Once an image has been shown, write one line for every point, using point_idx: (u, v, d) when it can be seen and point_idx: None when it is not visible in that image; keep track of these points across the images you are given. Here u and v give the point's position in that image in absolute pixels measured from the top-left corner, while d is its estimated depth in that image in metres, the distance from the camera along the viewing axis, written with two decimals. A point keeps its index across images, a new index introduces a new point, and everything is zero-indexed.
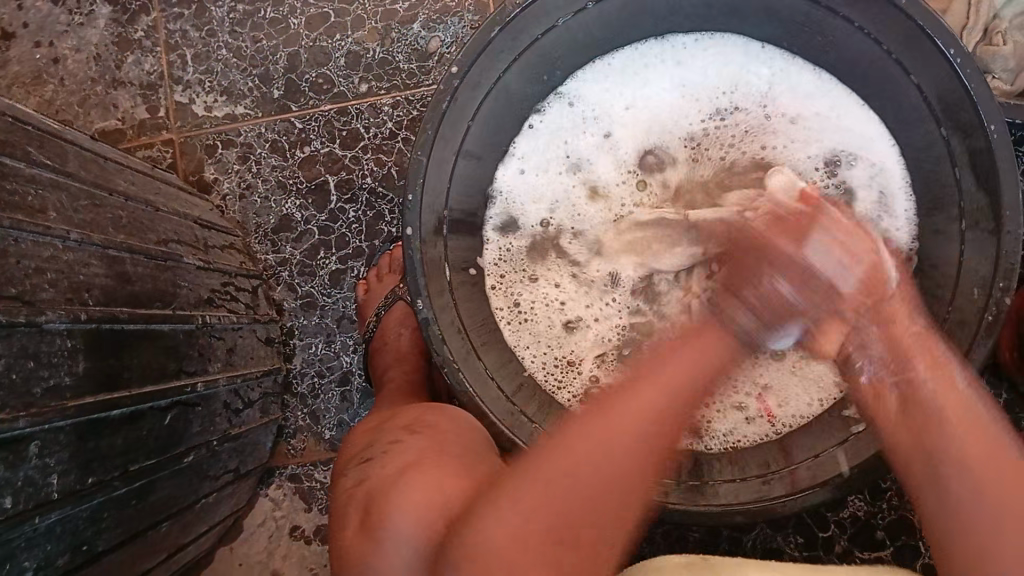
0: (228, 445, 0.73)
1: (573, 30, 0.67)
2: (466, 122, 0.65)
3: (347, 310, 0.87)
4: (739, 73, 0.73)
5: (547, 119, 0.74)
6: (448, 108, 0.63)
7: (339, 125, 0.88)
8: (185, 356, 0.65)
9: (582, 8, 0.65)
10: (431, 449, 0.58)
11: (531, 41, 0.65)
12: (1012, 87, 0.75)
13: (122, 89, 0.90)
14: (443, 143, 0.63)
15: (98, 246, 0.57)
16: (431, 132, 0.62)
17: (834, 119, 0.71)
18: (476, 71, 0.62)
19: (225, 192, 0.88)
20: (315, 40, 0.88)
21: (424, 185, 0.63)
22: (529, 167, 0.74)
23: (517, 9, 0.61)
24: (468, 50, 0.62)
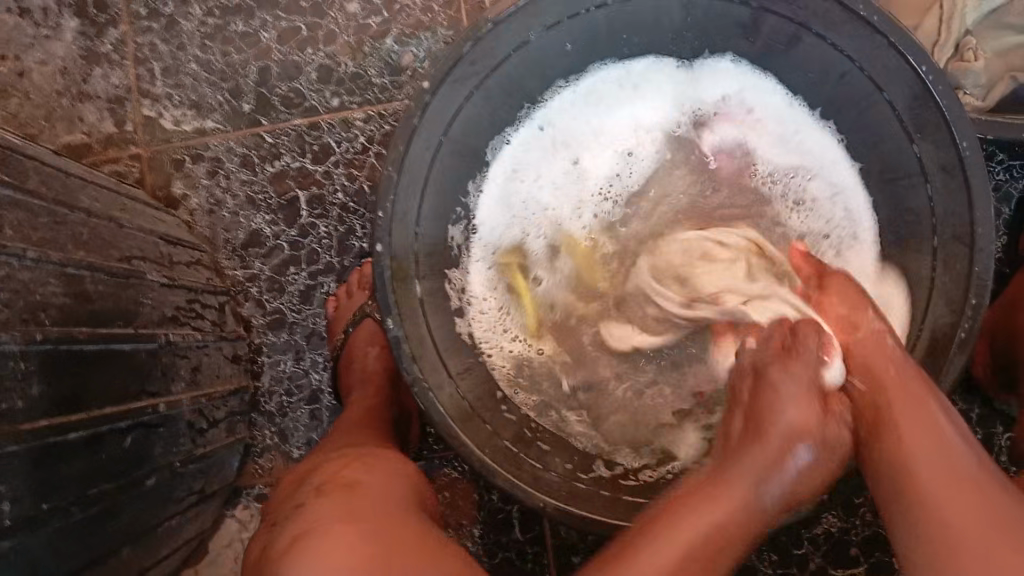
0: (193, 465, 0.71)
1: (546, 47, 0.67)
2: (438, 138, 0.64)
3: (318, 326, 0.85)
4: (702, 90, 0.73)
5: (516, 144, 0.73)
6: (420, 123, 0.62)
7: (311, 139, 0.87)
8: (148, 376, 0.63)
9: (558, 22, 0.64)
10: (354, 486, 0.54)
11: (503, 57, 0.64)
12: (984, 103, 0.76)
13: (88, 103, 0.88)
14: (415, 160, 0.63)
15: (57, 265, 0.55)
16: (403, 148, 0.61)
17: (797, 141, 0.71)
18: (449, 87, 0.62)
19: (193, 208, 0.87)
20: (286, 54, 0.88)
21: (395, 202, 0.62)
22: (498, 194, 0.73)
23: (491, 27, 0.61)
24: (441, 66, 0.61)
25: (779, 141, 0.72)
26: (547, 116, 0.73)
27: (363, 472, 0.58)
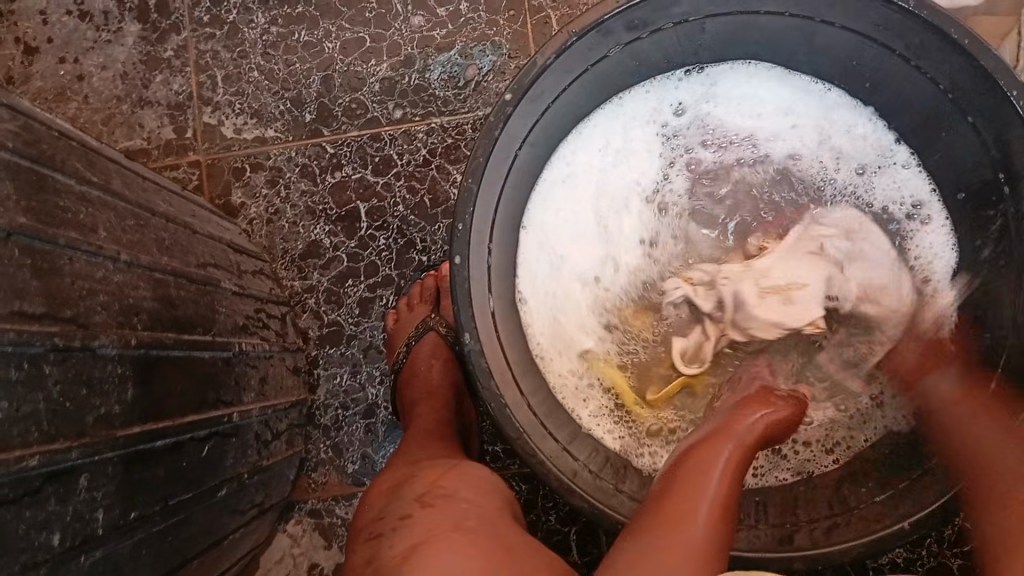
0: (257, 477, 0.70)
1: (622, 61, 0.65)
2: (515, 150, 0.62)
3: (375, 339, 0.84)
4: (715, 102, 0.71)
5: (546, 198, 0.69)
6: (500, 135, 0.60)
7: (372, 150, 0.86)
8: (222, 385, 0.62)
9: (635, 38, 0.62)
10: (444, 523, 0.53)
11: (583, 70, 0.63)
12: None
13: (148, 109, 0.88)
14: (494, 172, 0.61)
15: (144, 268, 0.54)
16: (484, 161, 0.59)
17: (840, 142, 0.69)
18: (531, 97, 0.60)
19: (251, 217, 0.86)
20: (349, 65, 0.87)
21: (474, 214, 0.60)
22: (543, 241, 0.69)
23: (575, 38, 0.58)
24: (521, 81, 0.59)
25: (824, 158, 0.69)
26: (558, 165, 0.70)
27: (443, 505, 0.56)
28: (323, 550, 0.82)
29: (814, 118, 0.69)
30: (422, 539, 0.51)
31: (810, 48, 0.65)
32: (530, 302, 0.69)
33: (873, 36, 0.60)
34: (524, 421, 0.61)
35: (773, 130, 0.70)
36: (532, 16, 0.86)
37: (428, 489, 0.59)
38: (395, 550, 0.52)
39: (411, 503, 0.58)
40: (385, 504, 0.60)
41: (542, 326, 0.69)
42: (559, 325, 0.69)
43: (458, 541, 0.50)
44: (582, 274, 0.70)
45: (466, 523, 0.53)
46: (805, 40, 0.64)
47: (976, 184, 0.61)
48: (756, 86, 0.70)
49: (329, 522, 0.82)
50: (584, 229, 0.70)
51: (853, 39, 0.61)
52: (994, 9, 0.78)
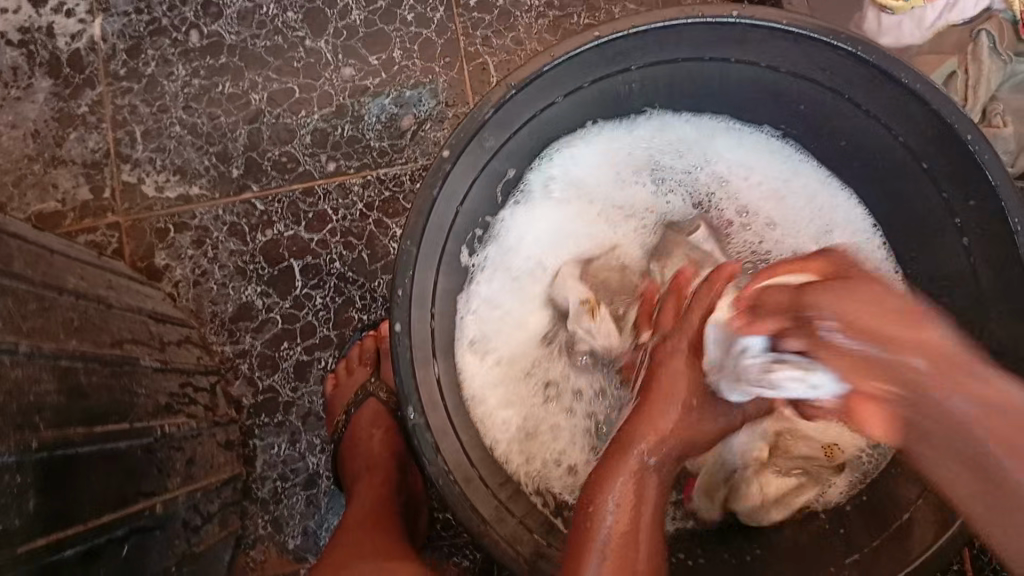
0: (187, 567, 0.65)
1: (565, 111, 0.63)
2: (454, 209, 0.59)
3: (314, 406, 0.80)
4: (699, 156, 0.69)
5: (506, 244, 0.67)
6: (438, 194, 0.57)
7: (305, 206, 0.82)
8: (143, 475, 0.58)
9: (576, 87, 0.60)
10: None
11: (526, 119, 0.60)
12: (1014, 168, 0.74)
13: (62, 168, 0.83)
14: (433, 233, 0.58)
15: (50, 358, 0.50)
16: (420, 223, 0.56)
17: (809, 206, 0.67)
18: (471, 152, 0.57)
19: (177, 279, 0.81)
20: (278, 116, 0.83)
21: (411, 281, 0.57)
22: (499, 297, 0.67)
23: (514, 91, 0.56)
24: (459, 136, 0.56)
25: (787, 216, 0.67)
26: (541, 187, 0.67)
27: None
28: None
29: (811, 204, 0.67)
30: None
31: (754, 91, 0.64)
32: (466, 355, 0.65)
33: (820, 80, 0.59)
34: (473, 496, 0.57)
35: (761, 196, 0.68)
36: (467, 63, 0.83)
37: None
38: None
39: None
40: None
41: (480, 347, 0.65)
42: (493, 355, 0.66)
43: None
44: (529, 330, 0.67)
45: None
46: (752, 83, 0.63)
47: (935, 230, 0.60)
48: (753, 157, 0.68)
49: None
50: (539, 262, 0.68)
51: (801, 82, 0.60)
52: (935, 46, 0.77)
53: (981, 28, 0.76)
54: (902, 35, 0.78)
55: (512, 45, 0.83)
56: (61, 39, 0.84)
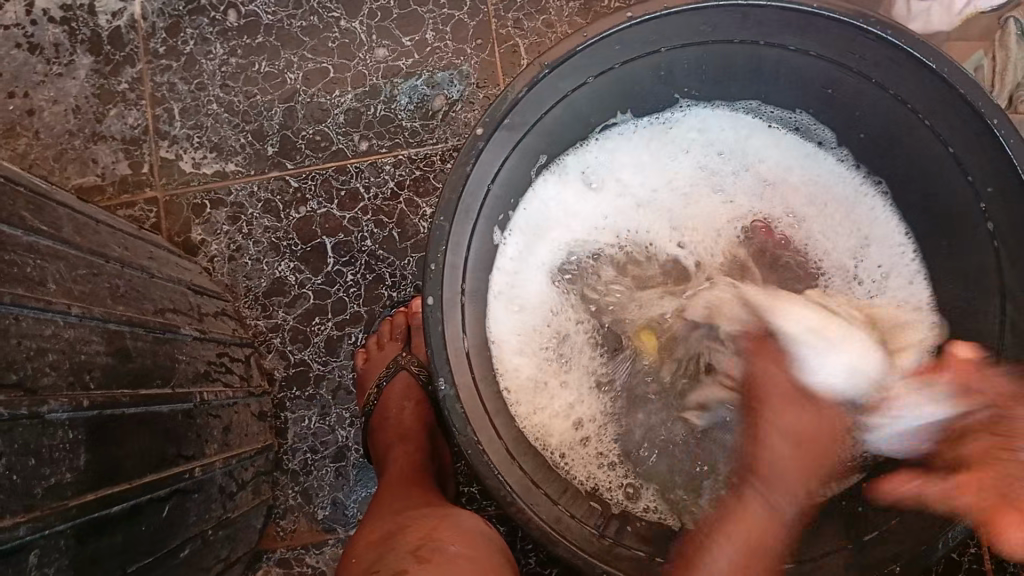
0: (222, 532, 0.67)
1: (595, 92, 0.63)
2: (487, 187, 0.60)
3: (344, 380, 0.81)
4: (741, 145, 0.71)
5: (538, 212, 0.69)
6: (473, 169, 0.58)
7: (338, 184, 0.83)
8: (183, 439, 0.59)
9: (607, 69, 0.61)
10: None
11: (557, 99, 0.61)
12: None
13: (103, 144, 0.84)
14: (467, 210, 0.59)
15: (98, 321, 0.51)
16: (454, 199, 0.58)
17: (832, 202, 0.69)
18: (502, 131, 0.58)
19: (212, 254, 0.83)
20: (313, 96, 0.84)
21: (445, 255, 0.58)
22: (531, 264, 0.69)
23: (546, 71, 0.57)
24: (493, 112, 0.57)
25: (813, 207, 0.70)
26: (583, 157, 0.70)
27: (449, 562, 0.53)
28: None
29: (853, 218, 0.69)
30: None
31: (782, 73, 0.64)
32: (497, 323, 0.67)
33: (849, 64, 0.60)
34: (502, 466, 0.59)
35: (806, 202, 0.70)
36: (499, 45, 0.84)
37: (420, 545, 0.56)
38: None
39: (404, 557, 0.54)
40: (373, 559, 0.57)
41: (513, 300, 0.68)
42: (522, 313, 0.69)
43: None
44: (567, 307, 0.70)
45: None
46: (781, 66, 0.64)
47: (960, 216, 0.61)
48: (792, 157, 0.70)
49: (300, 572, 0.79)
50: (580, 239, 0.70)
51: (828, 65, 0.61)
52: (967, 33, 0.77)
53: (1009, 16, 0.76)
54: (931, 21, 0.77)
55: (543, 28, 0.84)
56: (102, 17, 0.85)
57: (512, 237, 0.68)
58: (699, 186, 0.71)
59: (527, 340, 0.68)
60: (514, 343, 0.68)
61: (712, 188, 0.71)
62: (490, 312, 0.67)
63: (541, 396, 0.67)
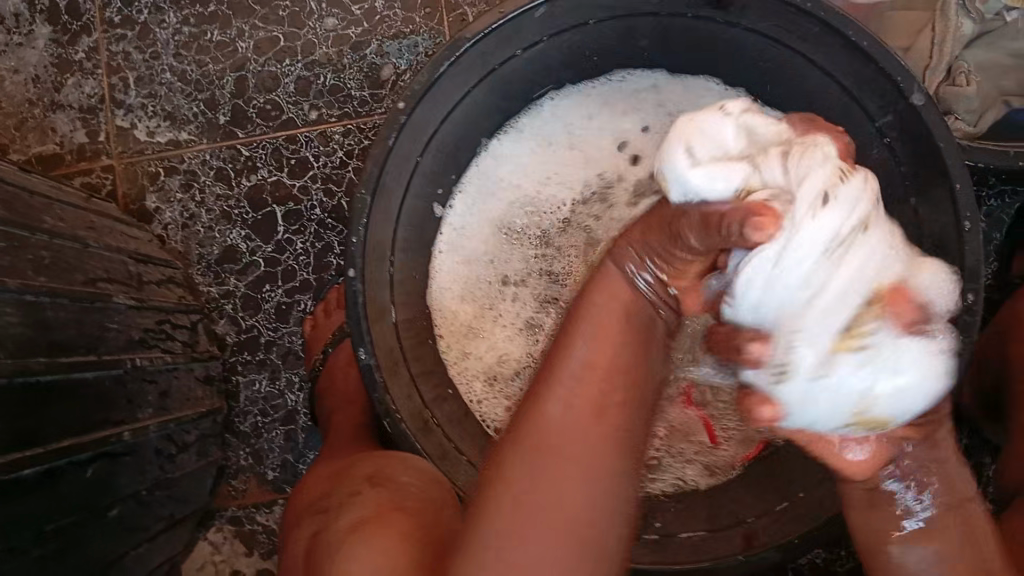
0: (161, 492, 0.69)
1: (528, 63, 0.65)
2: (415, 158, 0.63)
3: (294, 345, 0.83)
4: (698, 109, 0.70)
5: (489, 170, 0.72)
6: (394, 144, 0.60)
7: (288, 152, 0.84)
8: (112, 405, 0.62)
9: (537, 40, 0.63)
10: (389, 500, 0.54)
11: (489, 70, 0.63)
12: (976, 128, 0.69)
13: (61, 113, 0.86)
14: (391, 183, 0.62)
15: (14, 293, 0.53)
16: (375, 171, 0.60)
17: None
18: (424, 103, 0.60)
19: (166, 222, 0.84)
20: (263, 65, 0.85)
21: (367, 228, 0.60)
22: (477, 221, 0.72)
23: (467, 42, 0.59)
24: (418, 83, 0.59)
25: None
26: (534, 120, 0.72)
27: (402, 484, 0.57)
28: (244, 556, 0.82)
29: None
30: (364, 518, 0.53)
31: (715, 48, 0.66)
32: (440, 276, 0.72)
33: (775, 36, 0.61)
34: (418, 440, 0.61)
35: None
36: (448, 13, 0.84)
37: (376, 470, 0.59)
38: (339, 526, 0.54)
39: (360, 482, 0.58)
40: (328, 487, 0.61)
41: (457, 254, 0.72)
42: (470, 262, 0.72)
43: (406, 521, 0.52)
44: (516, 260, 0.72)
45: (410, 501, 0.54)
46: (721, 39, 0.64)
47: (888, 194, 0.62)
48: None
49: (251, 529, 0.82)
50: (531, 192, 0.72)
51: (756, 37, 0.62)
52: None
53: None
54: None
55: None
56: None
57: (461, 195, 0.72)
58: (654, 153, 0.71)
59: (469, 294, 0.72)
60: (457, 299, 0.72)
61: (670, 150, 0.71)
62: (431, 270, 0.71)
63: (474, 347, 0.72)
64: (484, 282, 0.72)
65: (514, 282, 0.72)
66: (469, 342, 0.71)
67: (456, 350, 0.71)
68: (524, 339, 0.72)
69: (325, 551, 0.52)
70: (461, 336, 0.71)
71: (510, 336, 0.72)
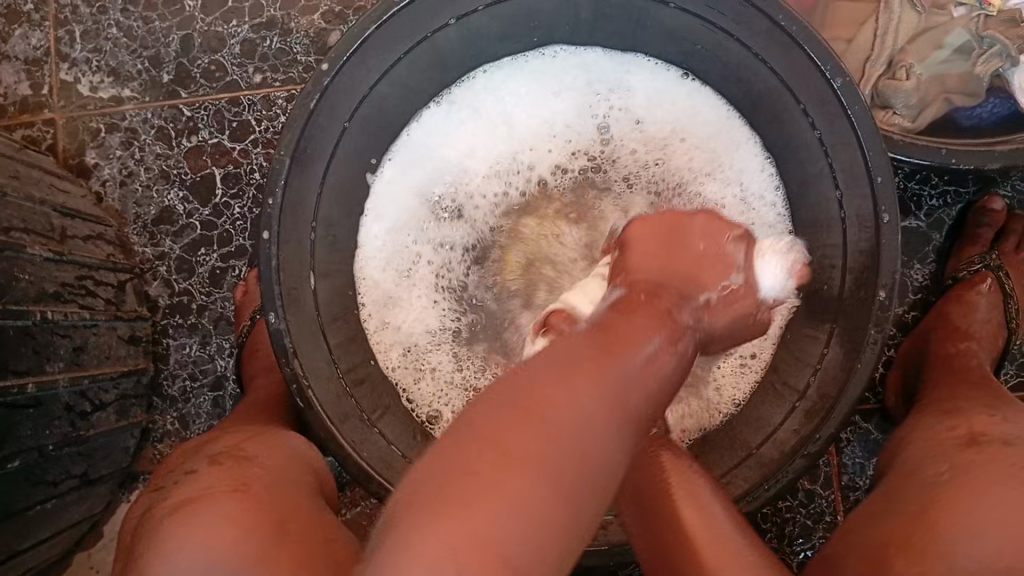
0: (70, 448, 0.69)
1: (463, 31, 0.63)
2: (342, 124, 0.61)
3: (226, 310, 0.82)
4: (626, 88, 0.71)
5: (418, 141, 0.71)
6: (317, 107, 0.57)
7: (230, 115, 0.83)
8: (13, 355, 0.61)
9: (473, 10, 0.61)
10: (229, 475, 0.54)
11: (422, 37, 0.61)
12: (914, 124, 0.71)
13: (6, 64, 0.84)
14: (312, 147, 0.59)
15: None
16: (295, 131, 0.57)
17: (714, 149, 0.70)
18: (350, 67, 0.57)
19: (105, 179, 0.83)
20: (210, 25, 0.84)
21: (284, 191, 0.58)
22: (406, 193, 0.72)
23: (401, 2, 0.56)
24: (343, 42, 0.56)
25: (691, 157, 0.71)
26: (466, 91, 0.71)
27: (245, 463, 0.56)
28: None
29: (717, 142, 0.70)
30: (192, 496, 0.52)
31: (654, 27, 0.64)
32: (364, 246, 0.70)
33: (711, 19, 0.59)
34: (331, 411, 0.59)
35: (662, 138, 0.72)
36: None
37: (232, 444, 0.59)
38: (170, 502, 0.52)
39: (208, 456, 0.58)
40: (185, 457, 0.60)
41: (382, 224, 0.71)
42: (392, 228, 0.71)
43: (236, 498, 0.51)
44: (433, 231, 0.73)
45: (248, 477, 0.54)
46: (658, 19, 0.63)
47: (817, 182, 0.61)
48: (672, 99, 0.71)
49: None
50: (455, 163, 0.72)
51: (690, 18, 0.60)
52: None
53: None
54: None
55: None
56: None
57: (389, 164, 0.71)
58: (584, 131, 0.73)
59: (396, 265, 0.71)
60: (384, 272, 0.71)
61: (599, 124, 0.73)
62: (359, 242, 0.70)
63: (396, 319, 0.71)
64: (411, 253, 0.72)
65: (437, 255, 0.73)
66: (387, 313, 0.71)
67: (376, 320, 0.70)
68: (440, 305, 0.73)
69: (151, 526, 0.51)
70: (382, 308, 0.71)
71: (425, 306, 0.72)
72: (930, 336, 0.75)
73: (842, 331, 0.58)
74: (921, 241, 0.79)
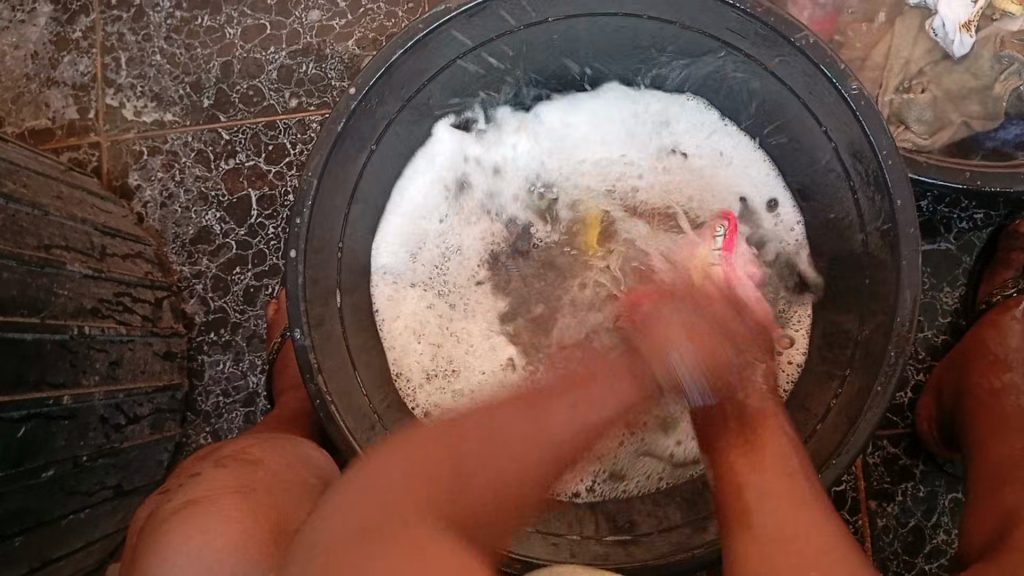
0: (103, 460, 0.70)
1: (489, 56, 0.64)
2: (368, 148, 0.62)
3: (259, 328, 0.84)
4: (656, 111, 0.72)
5: (449, 148, 0.70)
6: (343, 130, 0.58)
7: (266, 138, 0.85)
8: (50, 367, 0.64)
9: (501, 35, 0.62)
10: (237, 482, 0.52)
11: (449, 61, 0.62)
12: (929, 141, 0.72)
13: (55, 89, 0.87)
14: (338, 169, 0.60)
15: None
16: (323, 155, 0.58)
17: (736, 165, 0.71)
18: (377, 89, 0.59)
19: (146, 200, 0.86)
20: (249, 52, 0.86)
21: (312, 211, 0.58)
22: (435, 197, 0.71)
23: (424, 26, 0.58)
24: (369, 69, 0.58)
25: (715, 179, 0.72)
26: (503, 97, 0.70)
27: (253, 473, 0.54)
28: None
29: (744, 168, 0.70)
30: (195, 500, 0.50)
31: (676, 50, 0.65)
32: (387, 234, 0.69)
33: (734, 44, 0.60)
34: (352, 423, 0.60)
35: (686, 157, 0.72)
36: (429, 8, 0.85)
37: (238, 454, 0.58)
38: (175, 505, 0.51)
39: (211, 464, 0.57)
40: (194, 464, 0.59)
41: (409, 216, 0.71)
42: (416, 220, 0.71)
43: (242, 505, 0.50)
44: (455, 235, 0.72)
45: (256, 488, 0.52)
46: (675, 41, 0.63)
47: (841, 205, 0.61)
48: (702, 118, 0.71)
49: None
50: (488, 174, 0.72)
51: (711, 41, 0.61)
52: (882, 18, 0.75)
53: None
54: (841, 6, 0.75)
55: None
56: None
57: (422, 165, 0.70)
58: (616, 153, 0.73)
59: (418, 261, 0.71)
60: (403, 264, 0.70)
61: (630, 145, 0.73)
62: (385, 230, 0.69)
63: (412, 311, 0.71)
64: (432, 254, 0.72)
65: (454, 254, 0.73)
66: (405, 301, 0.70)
67: (391, 303, 0.70)
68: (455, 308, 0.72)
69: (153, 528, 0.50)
70: (400, 301, 0.70)
71: (427, 305, 0.71)
72: (962, 359, 0.72)
73: (867, 353, 0.58)
74: (951, 264, 0.79)
